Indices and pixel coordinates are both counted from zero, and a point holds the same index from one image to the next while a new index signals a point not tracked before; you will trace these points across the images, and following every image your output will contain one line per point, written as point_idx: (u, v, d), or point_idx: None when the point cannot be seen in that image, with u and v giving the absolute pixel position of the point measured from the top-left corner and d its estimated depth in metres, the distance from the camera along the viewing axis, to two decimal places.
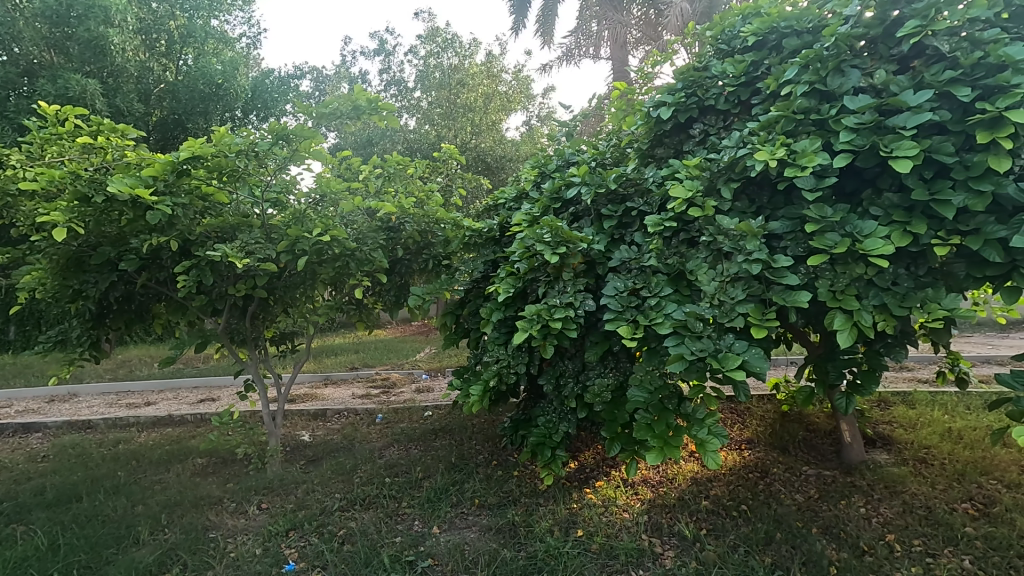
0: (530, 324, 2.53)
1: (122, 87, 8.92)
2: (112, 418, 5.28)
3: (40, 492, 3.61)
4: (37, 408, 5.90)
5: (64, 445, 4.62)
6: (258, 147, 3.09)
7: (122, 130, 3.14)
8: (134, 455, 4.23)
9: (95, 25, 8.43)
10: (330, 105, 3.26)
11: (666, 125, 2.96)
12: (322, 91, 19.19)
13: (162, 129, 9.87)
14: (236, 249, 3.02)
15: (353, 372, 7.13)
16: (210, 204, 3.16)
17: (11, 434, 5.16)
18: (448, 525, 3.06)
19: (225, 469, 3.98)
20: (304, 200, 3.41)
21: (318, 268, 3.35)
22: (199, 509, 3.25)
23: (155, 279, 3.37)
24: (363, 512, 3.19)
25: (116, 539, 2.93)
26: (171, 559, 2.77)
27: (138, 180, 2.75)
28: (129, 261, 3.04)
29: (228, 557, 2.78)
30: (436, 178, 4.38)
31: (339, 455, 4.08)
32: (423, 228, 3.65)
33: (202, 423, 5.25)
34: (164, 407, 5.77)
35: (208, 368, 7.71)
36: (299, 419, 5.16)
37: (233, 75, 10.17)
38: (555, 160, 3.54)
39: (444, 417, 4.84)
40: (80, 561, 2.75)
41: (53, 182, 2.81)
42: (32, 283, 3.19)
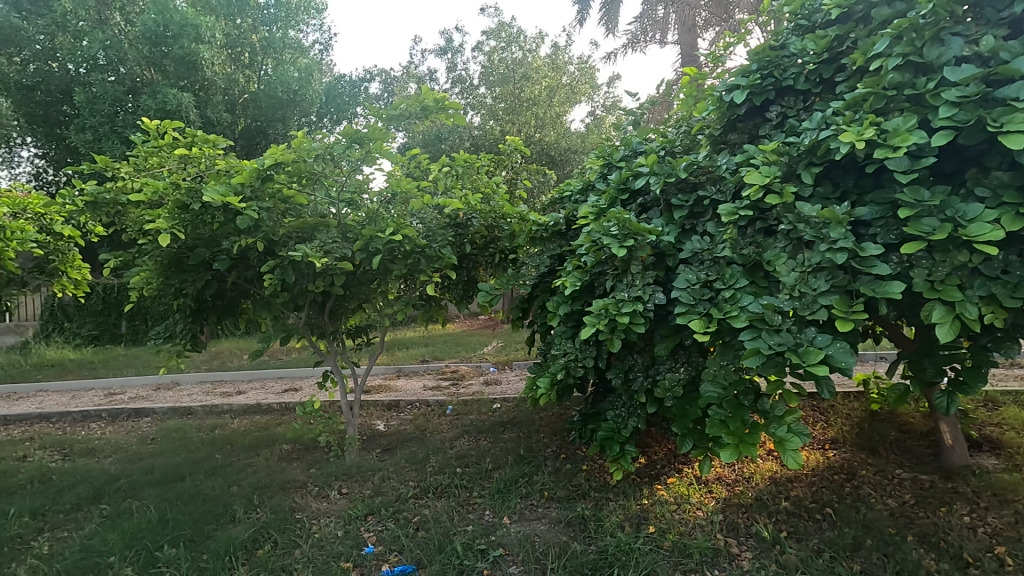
0: (597, 319, 2.51)
1: (212, 99, 9.57)
2: (209, 405, 5.73)
3: (150, 471, 3.99)
4: (146, 395, 6.51)
5: (169, 429, 5.06)
6: (334, 150, 3.23)
7: (213, 141, 3.36)
8: (228, 440, 4.58)
9: (188, 42, 9.14)
10: (399, 106, 3.36)
11: (740, 109, 2.82)
12: (390, 92, 19.76)
13: (246, 136, 10.50)
14: (315, 249, 3.19)
15: (423, 365, 7.36)
16: (291, 205, 3.34)
17: (125, 418, 5.72)
18: (518, 516, 3.10)
19: (308, 455, 4.23)
20: (376, 198, 3.55)
21: (390, 265, 3.47)
22: (286, 492, 3.48)
23: (244, 277, 3.62)
24: (435, 500, 3.29)
25: (215, 516, 3.18)
26: (263, 536, 2.97)
27: (229, 188, 2.97)
28: (222, 261, 3.28)
29: (313, 537, 2.95)
30: (501, 172, 4.41)
31: (412, 445, 4.23)
32: (489, 223, 3.72)
33: (287, 411, 5.60)
34: (253, 396, 6.20)
35: (291, 360, 8.20)
36: (374, 409, 5.39)
37: (308, 81, 10.70)
38: (622, 150, 3.48)
39: (511, 410, 4.90)
40: (185, 535, 2.99)
41: (157, 193, 3.08)
42: (141, 282, 3.52)
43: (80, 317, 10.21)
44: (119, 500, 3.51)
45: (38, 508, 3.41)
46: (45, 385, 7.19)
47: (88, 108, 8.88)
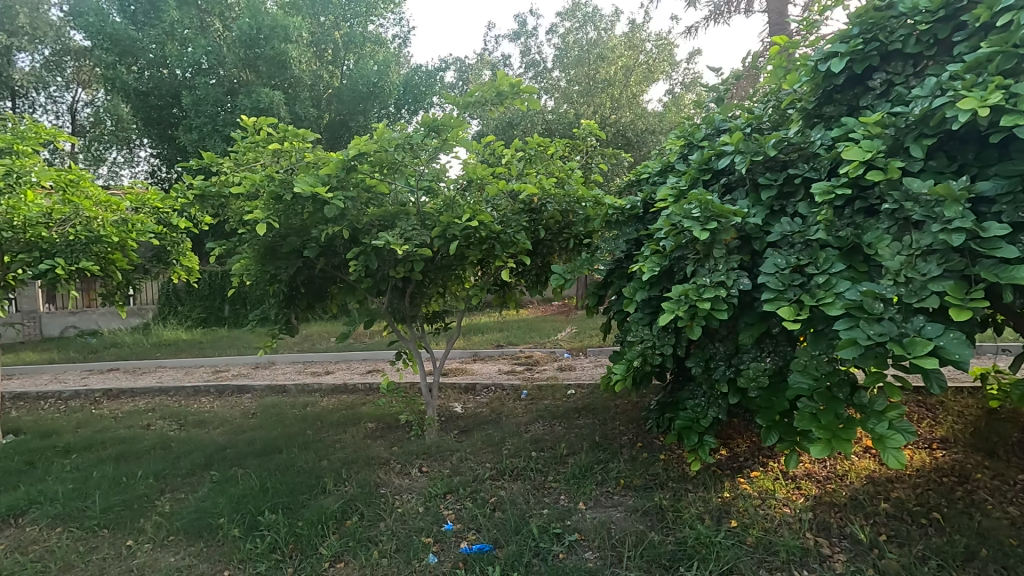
0: (676, 305, 2.42)
1: (300, 95, 10.15)
2: (301, 383, 6.16)
3: (251, 442, 4.35)
4: (247, 373, 7.08)
5: (267, 405, 5.49)
6: (413, 139, 3.31)
7: (303, 135, 3.55)
8: (319, 417, 4.90)
9: (278, 43, 9.70)
10: (475, 93, 3.39)
11: (838, 78, 2.60)
12: (465, 81, 20.01)
13: (331, 130, 11.06)
14: (396, 236, 3.30)
15: (498, 349, 7.48)
16: (374, 195, 3.49)
17: (230, 393, 6.26)
18: (594, 503, 3.10)
19: (390, 433, 4.44)
20: (453, 185, 3.64)
21: (466, 251, 3.54)
22: (371, 468, 3.67)
23: (331, 263, 3.82)
24: (511, 483, 3.35)
25: (309, 487, 3.42)
26: (352, 507, 3.15)
27: (317, 178, 3.14)
28: (312, 249, 3.48)
29: (397, 511, 3.10)
30: (576, 156, 4.35)
31: (488, 428, 4.32)
32: (564, 208, 3.69)
33: (371, 391, 5.91)
34: (340, 376, 6.58)
35: (374, 343, 8.62)
36: (452, 391, 5.56)
37: (386, 73, 11.02)
38: (704, 129, 3.33)
39: (586, 396, 4.89)
40: (283, 502, 3.23)
41: (254, 185, 3.31)
42: (242, 269, 3.81)
43: (190, 301, 11.25)
44: (226, 468, 3.85)
45: (161, 471, 3.82)
46: (164, 362, 8.01)
47: (194, 109, 9.67)
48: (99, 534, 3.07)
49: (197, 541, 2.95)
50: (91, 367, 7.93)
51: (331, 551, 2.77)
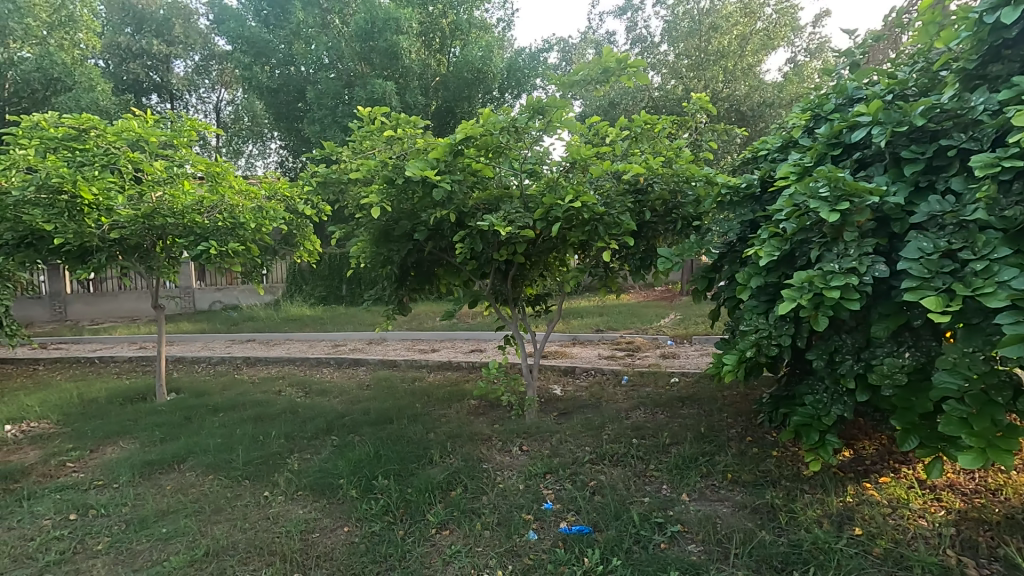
0: (798, 293, 2.24)
1: (410, 84, 10.62)
2: (410, 359, 6.52)
3: (366, 412, 4.69)
4: (362, 349, 7.62)
5: (380, 378, 5.89)
6: (517, 122, 3.32)
7: (414, 121, 3.71)
8: (426, 392, 5.17)
9: (390, 34, 10.15)
10: (580, 72, 3.33)
11: (1011, 31, 2.21)
12: (568, 61, 19.73)
13: (438, 116, 11.46)
14: (500, 219, 3.35)
15: (598, 334, 7.41)
16: (480, 178, 3.56)
17: (347, 365, 6.79)
18: (698, 495, 2.99)
19: (492, 411, 4.59)
20: (556, 168, 3.64)
21: (569, 233, 3.51)
22: (474, 443, 3.82)
23: (439, 246, 3.97)
24: (611, 468, 3.33)
25: (417, 456, 3.63)
26: (456, 479, 3.30)
27: (426, 163, 3.25)
28: (421, 232, 3.63)
29: (498, 487, 3.20)
30: (684, 134, 4.14)
31: (588, 412, 4.31)
32: (672, 188, 3.53)
33: (473, 369, 6.12)
34: (445, 354, 6.88)
35: (476, 323, 8.89)
36: (552, 373, 5.62)
37: (491, 58, 11.13)
38: (834, 99, 3.00)
39: (691, 385, 4.71)
40: (394, 469, 3.46)
41: (370, 171, 3.50)
42: (359, 251, 4.07)
43: (313, 280, 12.31)
44: (345, 434, 4.18)
45: (290, 433, 4.24)
46: (292, 335, 8.85)
47: (317, 102, 10.44)
48: (242, 484, 3.48)
49: (321, 497, 3.25)
50: (233, 338, 8.95)
51: (438, 518, 2.92)
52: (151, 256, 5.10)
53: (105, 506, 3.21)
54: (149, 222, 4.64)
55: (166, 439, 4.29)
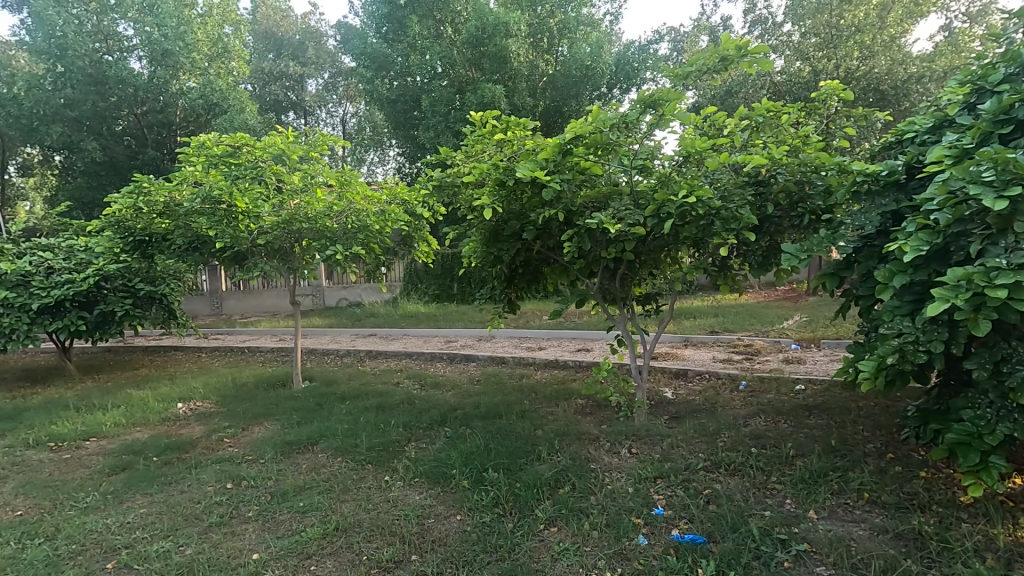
0: (954, 292, 1.97)
1: (518, 86, 10.85)
2: (518, 357, 6.64)
3: (477, 406, 4.86)
4: (473, 345, 7.90)
5: (489, 374, 6.07)
6: (627, 118, 3.26)
7: (523, 123, 3.79)
8: (534, 389, 5.25)
9: (500, 39, 10.43)
10: (695, 62, 3.19)
11: None
12: (679, 50, 18.92)
13: (546, 116, 11.51)
14: (610, 217, 3.30)
15: (713, 335, 7.03)
16: (588, 176, 3.54)
17: (458, 361, 7.08)
18: (829, 514, 2.73)
19: (599, 411, 4.55)
20: (668, 163, 3.53)
21: (682, 230, 3.37)
22: (582, 442, 3.81)
23: (547, 246, 3.99)
24: (728, 477, 3.15)
25: (525, 452, 3.69)
26: (564, 477, 3.32)
27: (536, 164, 3.30)
28: (529, 232, 3.68)
29: (606, 488, 3.17)
30: (812, 121, 3.81)
31: (701, 417, 4.11)
32: (798, 179, 3.26)
33: (581, 369, 6.11)
34: (552, 352, 6.93)
35: (583, 322, 8.86)
36: (662, 375, 5.44)
37: (599, 54, 11.04)
38: (1002, 69, 2.61)
39: (819, 394, 4.32)
40: (503, 463, 3.54)
41: (482, 173, 3.63)
42: (470, 251, 4.21)
43: (428, 279, 12.98)
44: (457, 427, 4.37)
45: (408, 423, 4.51)
46: (408, 331, 9.41)
47: (431, 110, 10.98)
48: (366, 468, 3.76)
49: (436, 485, 3.43)
50: (357, 332, 9.71)
51: (546, 514, 2.95)
52: (291, 258, 5.66)
53: (254, 478, 3.63)
54: (289, 227, 5.20)
55: (302, 422, 4.76)
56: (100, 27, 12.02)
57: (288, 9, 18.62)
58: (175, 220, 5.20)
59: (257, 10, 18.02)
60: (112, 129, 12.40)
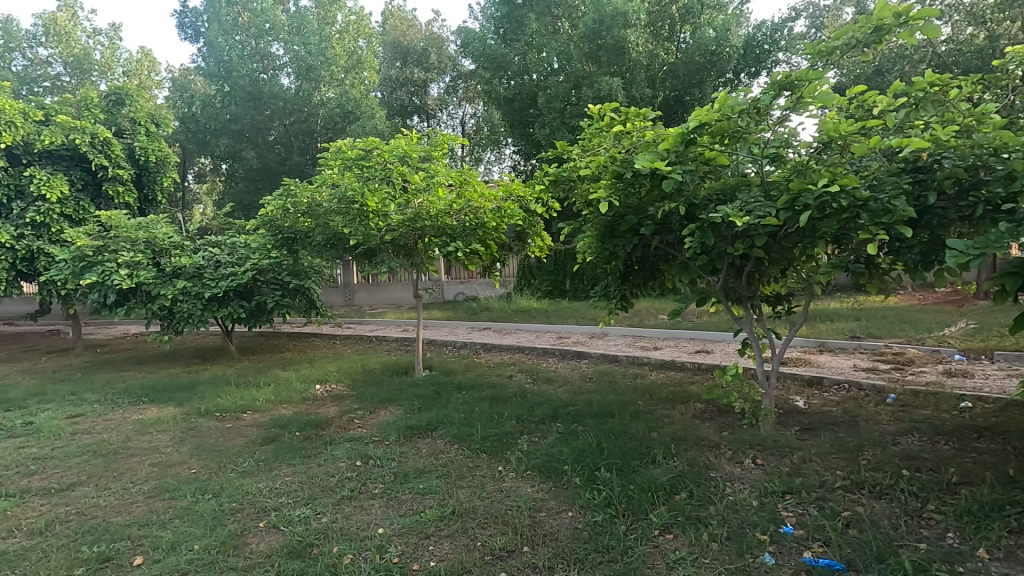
0: None
1: (636, 78, 10.58)
2: (632, 355, 6.49)
3: (589, 403, 4.82)
4: (585, 342, 7.85)
5: (601, 372, 5.99)
6: (759, 103, 3.03)
7: (643, 114, 3.68)
8: (649, 390, 5.09)
9: (618, 30, 10.23)
10: (842, 36, 2.87)
11: None
12: (817, 27, 17.25)
13: (667, 107, 11.14)
14: (736, 209, 3.09)
15: (854, 341, 6.33)
16: (713, 167, 3.34)
17: (571, 357, 7.06)
18: (1004, 555, 2.34)
19: (720, 417, 4.29)
20: (804, 152, 3.29)
21: (820, 223, 3.06)
22: (701, 448, 3.62)
23: (666, 242, 3.82)
24: (873, 500, 2.82)
25: (639, 454, 3.58)
26: (681, 483, 3.17)
27: (656, 155, 3.18)
28: (648, 227, 3.55)
29: (728, 499, 2.97)
30: (990, 97, 3.26)
31: (840, 430, 3.72)
32: (970, 164, 2.81)
33: (699, 371, 5.81)
34: (669, 352, 6.67)
35: (702, 323, 8.43)
36: (793, 383, 5.00)
37: (726, 37, 10.35)
38: None
39: (992, 414, 3.71)
40: (616, 463, 3.47)
41: (600, 167, 3.57)
42: (585, 247, 4.16)
43: (541, 275, 13.12)
44: (569, 423, 4.37)
45: (521, 416, 4.59)
46: (521, 326, 9.58)
47: (547, 106, 11.02)
48: (481, 457, 3.88)
49: (548, 479, 3.45)
50: (473, 325, 10.07)
51: (661, 520, 2.85)
52: (414, 253, 6.06)
53: (381, 458, 3.91)
54: (413, 224, 5.54)
55: (423, 409, 5.04)
56: (256, 49, 13.77)
57: (414, 19, 19.74)
58: (316, 219, 5.74)
59: (388, 25, 19.45)
60: (266, 139, 14.03)
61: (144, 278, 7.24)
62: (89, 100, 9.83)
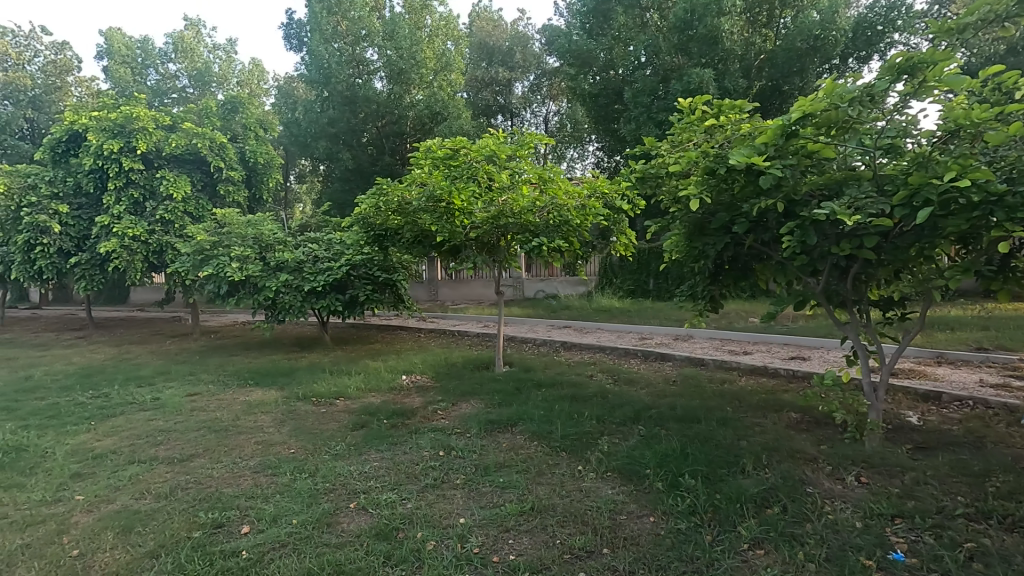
0: None
1: (730, 68, 10.08)
2: (720, 359, 6.21)
3: (673, 407, 4.67)
4: (669, 343, 7.62)
5: (686, 375, 5.78)
6: (874, 89, 2.78)
7: (739, 106, 3.52)
8: (738, 396, 4.84)
9: (711, 19, 9.81)
10: (976, 11, 2.57)
11: None
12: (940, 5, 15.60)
13: (763, 98, 10.56)
14: (843, 206, 2.86)
15: (979, 353, 5.66)
16: (817, 160, 3.12)
17: (653, 359, 6.88)
18: None
19: (818, 429, 4.00)
20: (927, 141, 2.96)
21: (944, 221, 2.76)
22: (796, 461, 3.39)
23: (760, 241, 3.59)
24: (1001, 532, 2.51)
25: (727, 463, 3.42)
26: (773, 497, 2.99)
27: (753, 149, 3.02)
28: (741, 224, 3.36)
29: (827, 517, 2.77)
30: None
31: (962, 452, 3.35)
32: None
33: (794, 379, 5.45)
34: (760, 358, 6.32)
35: (798, 327, 7.90)
36: (904, 396, 4.56)
37: (833, 20, 9.60)
38: None
39: None
40: (701, 471, 3.34)
41: (691, 163, 3.44)
42: (672, 246, 4.01)
43: (623, 274, 12.88)
44: (652, 426, 4.25)
45: (601, 416, 4.53)
46: (602, 325, 9.45)
47: (633, 101, 10.79)
48: (560, 455, 3.87)
49: (628, 481, 3.38)
50: (553, 323, 10.07)
51: (750, 533, 2.70)
52: (498, 250, 6.14)
53: (462, 450, 4.01)
54: (498, 222, 5.63)
55: (503, 404, 5.12)
56: (352, 55, 14.45)
57: (500, 20, 20.00)
58: (405, 217, 5.97)
59: (475, 26, 19.79)
60: (359, 141, 14.72)
61: (252, 271, 7.87)
62: (209, 109, 10.85)
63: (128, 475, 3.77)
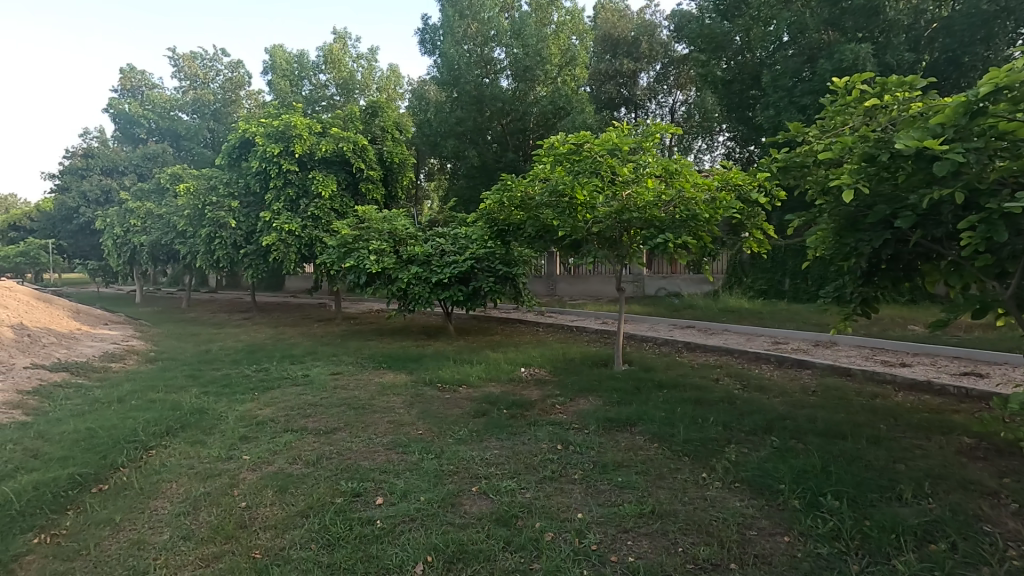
0: None
1: (893, 41, 8.94)
2: (870, 370, 5.55)
3: (812, 420, 4.25)
4: (808, 349, 6.96)
5: (828, 386, 5.24)
6: None
7: (909, 82, 3.10)
8: (894, 413, 4.29)
9: None
10: None
11: None
12: None
13: (935, 71, 9.22)
14: None
15: None
16: (1014, 143, 2.62)
17: (789, 365, 6.33)
18: None
19: (999, 459, 3.42)
20: None
21: None
22: (970, 494, 2.93)
23: (930, 237, 3.11)
24: None
25: (880, 487, 3.04)
26: (939, 532, 2.61)
27: (925, 131, 2.64)
28: (906, 217, 2.85)
29: (1012, 564, 2.36)
30: None
31: None
32: None
33: (967, 399, 4.71)
34: (922, 371, 5.53)
35: (972, 339, 6.82)
36: None
37: None
38: None
39: None
40: (848, 493, 3.00)
41: (845, 149, 3.09)
42: (817, 242, 3.62)
43: (755, 273, 12.04)
44: (787, 438, 3.91)
45: (728, 423, 4.26)
46: (729, 326, 8.89)
47: (772, 87, 9.98)
48: (683, 459, 3.70)
49: (759, 495, 3.14)
50: (676, 323, 9.68)
51: (909, 570, 2.37)
52: (620, 246, 6.01)
53: (580, 446, 4.00)
54: (621, 216, 5.50)
55: (622, 402, 5.02)
56: (480, 56, 15.00)
57: (625, 9, 19.53)
58: (528, 212, 6.07)
59: (600, 18, 19.51)
60: (485, 138, 15.31)
61: (387, 263, 8.51)
62: (353, 114, 11.86)
63: (283, 442, 4.27)
